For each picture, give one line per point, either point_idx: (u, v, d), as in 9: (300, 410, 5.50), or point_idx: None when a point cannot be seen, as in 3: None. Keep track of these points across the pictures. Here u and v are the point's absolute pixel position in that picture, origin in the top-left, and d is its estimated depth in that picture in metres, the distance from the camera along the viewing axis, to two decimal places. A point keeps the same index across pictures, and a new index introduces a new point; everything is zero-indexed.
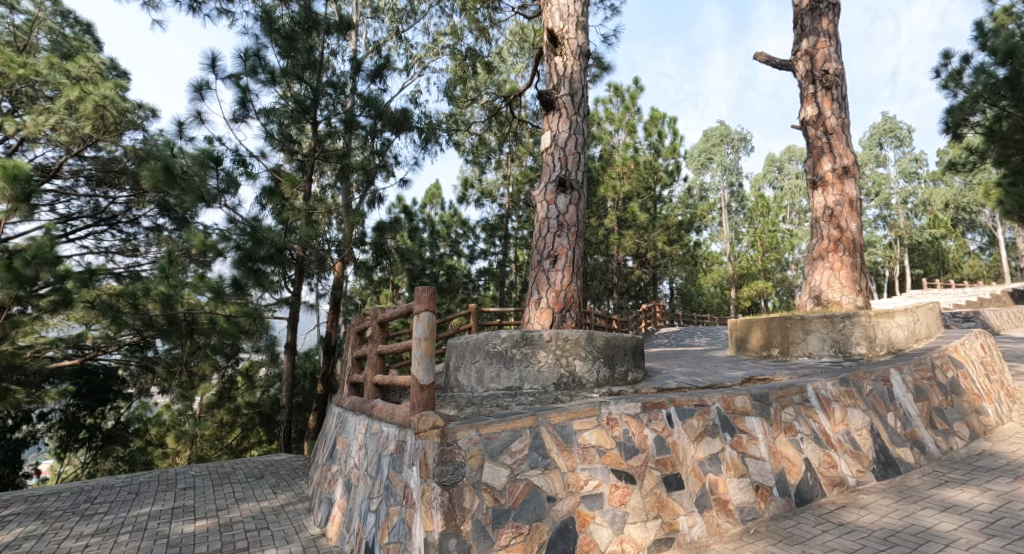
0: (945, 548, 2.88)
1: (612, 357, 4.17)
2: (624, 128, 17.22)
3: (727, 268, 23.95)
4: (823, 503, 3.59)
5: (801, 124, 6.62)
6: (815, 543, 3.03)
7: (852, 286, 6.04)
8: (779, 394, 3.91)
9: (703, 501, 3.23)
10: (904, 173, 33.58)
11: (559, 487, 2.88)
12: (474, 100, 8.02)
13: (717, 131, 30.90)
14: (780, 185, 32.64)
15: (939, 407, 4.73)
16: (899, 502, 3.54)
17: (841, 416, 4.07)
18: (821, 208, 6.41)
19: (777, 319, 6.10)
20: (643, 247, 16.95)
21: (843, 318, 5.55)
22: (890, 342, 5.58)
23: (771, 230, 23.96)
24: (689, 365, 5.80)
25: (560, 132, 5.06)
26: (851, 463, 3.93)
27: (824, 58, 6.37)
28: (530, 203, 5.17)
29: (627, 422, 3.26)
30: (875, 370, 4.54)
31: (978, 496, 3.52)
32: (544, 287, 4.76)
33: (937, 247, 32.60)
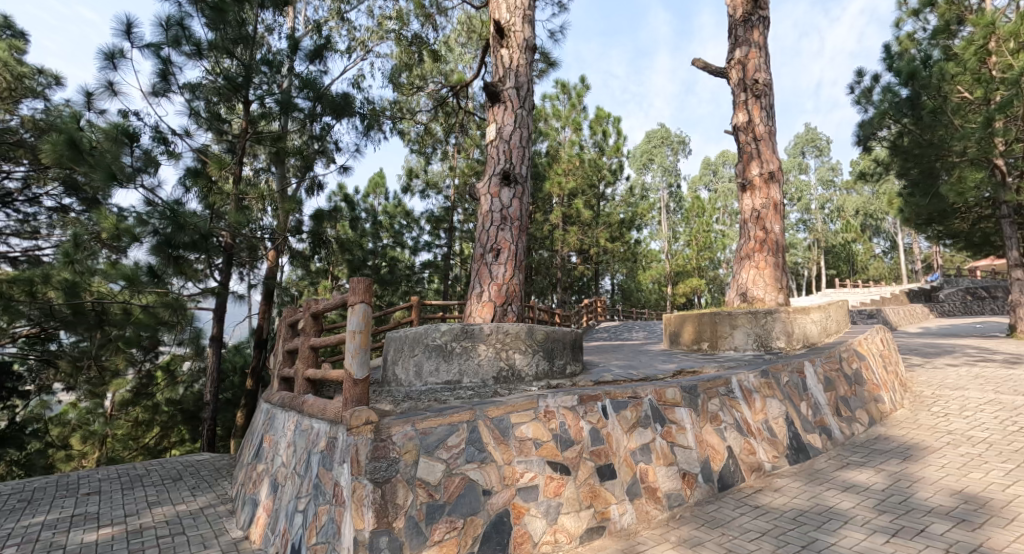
0: (844, 524, 3.16)
1: (551, 350, 4.22)
2: (570, 125, 17.47)
3: (665, 265, 24.88)
4: (742, 488, 3.84)
5: (733, 130, 6.98)
6: (733, 525, 3.24)
7: (775, 284, 6.47)
8: (706, 385, 4.11)
9: (634, 489, 3.36)
10: (823, 180, 36.30)
11: (495, 480, 2.89)
12: (420, 88, 7.85)
13: (659, 133, 31.96)
14: (714, 188, 34.36)
15: (844, 396, 5.16)
16: (808, 485, 3.84)
17: (761, 405, 4.35)
18: (749, 210, 6.79)
19: (706, 314, 6.41)
20: (586, 243, 17.30)
21: (765, 314, 5.92)
22: (806, 337, 6.01)
23: (705, 230, 25.16)
24: (625, 358, 5.98)
25: (504, 125, 5.04)
26: (769, 449, 4.21)
27: (755, 68, 6.73)
28: (474, 195, 5.14)
29: (564, 414, 3.31)
30: (791, 363, 4.87)
31: (874, 477, 3.88)
32: (486, 280, 4.75)
33: (848, 250, 35.55)
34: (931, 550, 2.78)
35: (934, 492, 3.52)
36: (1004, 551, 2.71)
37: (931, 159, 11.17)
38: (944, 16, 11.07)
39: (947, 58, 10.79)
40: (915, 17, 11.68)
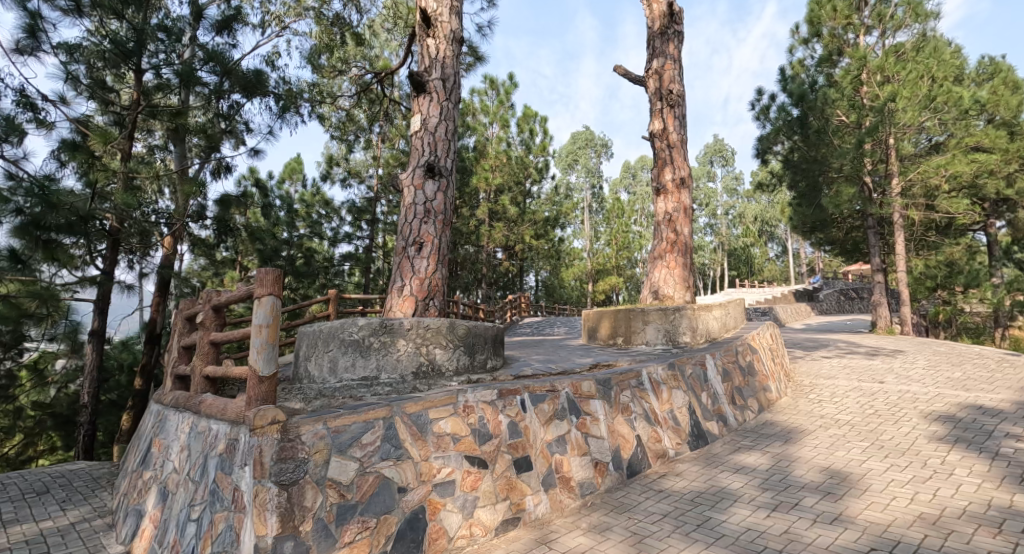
0: (734, 503, 3.47)
1: (472, 345, 4.23)
2: (498, 122, 17.50)
3: (586, 263, 25.70)
4: (648, 474, 4.08)
5: (649, 136, 7.35)
6: (639, 509, 3.45)
7: (683, 283, 6.93)
8: (619, 378, 4.32)
9: (549, 479, 3.47)
10: (728, 188, 39.33)
11: (411, 477, 2.85)
12: (342, 72, 7.51)
13: (583, 134, 32.89)
14: (633, 190, 36.03)
15: (739, 386, 5.65)
16: (706, 468, 4.16)
17: (667, 396, 4.65)
18: (662, 213, 7.20)
19: (622, 311, 6.72)
20: (512, 239, 17.49)
21: (674, 311, 6.32)
22: (708, 332, 6.50)
23: (624, 230, 26.34)
24: (545, 353, 6.12)
25: (430, 116, 4.95)
26: (673, 437, 4.51)
27: (670, 79, 7.13)
28: (397, 186, 5.01)
29: (483, 409, 3.34)
30: (695, 356, 5.25)
31: (760, 458, 4.30)
32: (407, 274, 4.66)
33: (748, 253, 38.78)
34: (802, 521, 3.14)
35: (808, 470, 3.96)
36: (859, 518, 3.12)
37: (816, 173, 12.44)
38: (829, 46, 12.38)
39: (830, 84, 12.09)
40: (806, 44, 12.95)
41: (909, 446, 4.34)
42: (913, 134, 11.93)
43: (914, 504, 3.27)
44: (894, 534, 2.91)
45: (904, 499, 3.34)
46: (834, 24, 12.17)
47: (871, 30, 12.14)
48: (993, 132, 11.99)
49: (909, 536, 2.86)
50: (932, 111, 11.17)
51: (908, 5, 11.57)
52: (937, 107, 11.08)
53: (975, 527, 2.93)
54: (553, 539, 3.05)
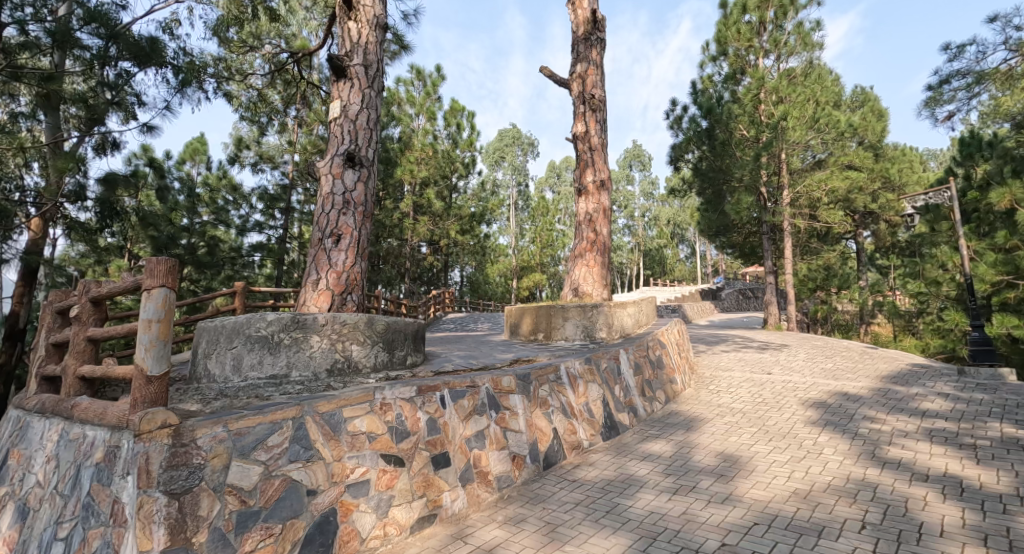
0: (640, 488, 3.68)
1: (391, 341, 4.12)
2: (424, 114, 17.14)
3: (511, 260, 25.93)
4: (563, 465, 4.22)
5: (573, 138, 7.54)
6: (553, 499, 3.56)
7: (600, 281, 7.23)
8: (538, 372, 4.41)
9: (467, 474, 3.47)
10: (645, 192, 41.39)
11: (322, 479, 2.73)
12: (254, 48, 6.99)
13: (510, 132, 33.12)
14: (558, 190, 36.86)
15: (649, 379, 5.98)
16: (617, 457, 4.37)
17: (583, 389, 4.82)
18: (583, 213, 7.43)
19: (543, 307, 6.85)
20: (436, 234, 17.23)
21: (592, 307, 6.56)
22: (622, 328, 6.83)
23: (548, 229, 26.78)
24: (467, 349, 6.11)
25: (350, 103, 4.74)
26: (587, 428, 4.68)
27: (592, 84, 7.37)
28: (314, 175, 4.76)
29: (400, 406, 3.26)
30: (609, 350, 5.48)
31: (665, 446, 4.59)
32: (324, 267, 4.44)
33: (662, 254, 41.05)
34: (698, 502, 3.40)
35: (705, 455, 4.29)
36: (745, 497, 3.43)
37: (720, 182, 13.71)
38: (734, 65, 13.40)
39: (734, 100, 13.10)
40: (714, 61, 13.92)
41: (789, 430, 4.84)
42: (801, 151, 13.23)
43: (791, 481, 3.65)
44: (773, 509, 3.23)
45: (783, 477, 3.72)
46: (738, 46, 13.19)
47: (769, 54, 13.28)
48: (863, 153, 13.61)
49: (785, 510, 3.19)
50: (817, 131, 12.43)
51: (799, 33, 12.78)
52: (820, 128, 12.35)
53: (837, 498, 3.33)
54: (469, 534, 3.07)
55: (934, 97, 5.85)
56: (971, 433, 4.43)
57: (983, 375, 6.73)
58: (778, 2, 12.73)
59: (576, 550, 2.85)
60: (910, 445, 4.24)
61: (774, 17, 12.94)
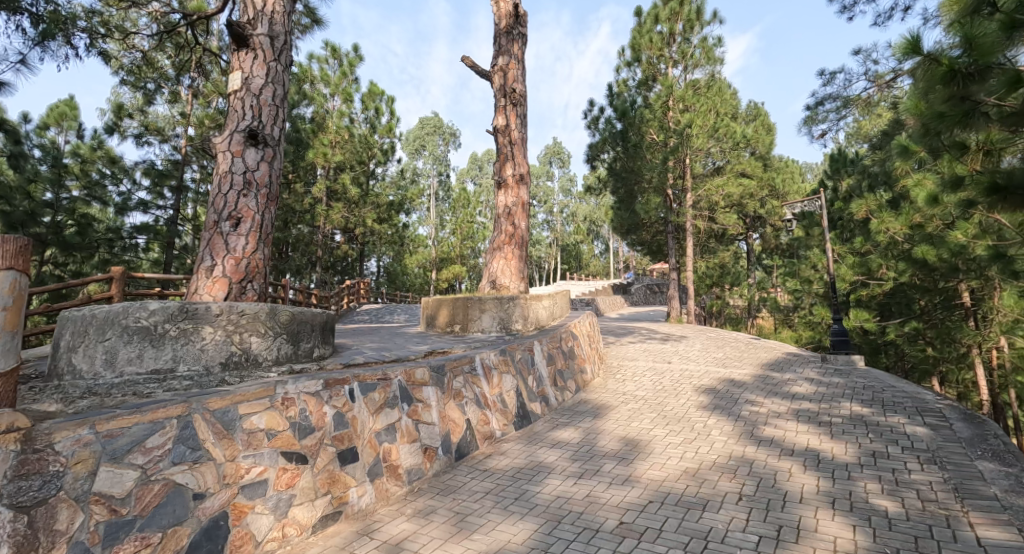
0: (548, 475, 3.79)
1: (296, 333, 3.89)
2: (339, 95, 16.28)
3: (430, 251, 25.48)
4: (475, 455, 4.23)
5: (493, 130, 7.52)
6: (463, 489, 3.56)
7: (518, 274, 7.33)
8: (453, 364, 4.37)
9: (376, 469, 3.37)
10: (563, 189, 42.48)
11: (211, 481, 2.51)
12: (138, 4, 6.23)
13: (431, 121, 32.43)
14: (479, 182, 36.79)
15: (561, 369, 6.17)
16: (527, 446, 4.46)
17: (497, 381, 4.86)
18: (502, 206, 7.47)
19: (460, 298, 6.79)
20: (351, 222, 16.47)
21: (509, 300, 6.64)
22: (537, 320, 6.98)
23: (469, 221, 26.47)
24: (379, 341, 5.93)
25: (253, 75, 4.36)
26: (500, 418, 4.73)
27: (513, 78, 7.38)
28: (209, 151, 4.34)
29: (305, 401, 3.08)
30: (524, 341, 5.56)
31: (574, 433, 4.76)
32: (220, 253, 4.08)
33: (578, 249, 42.44)
34: (600, 485, 3.56)
35: (610, 440, 4.51)
36: (644, 477, 3.65)
37: (632, 182, 14.43)
38: (646, 71, 14.08)
39: (647, 105, 13.80)
40: (629, 67, 14.55)
41: (684, 415, 5.22)
42: (702, 158, 14.25)
43: (683, 461, 3.94)
44: (666, 487, 3.47)
45: (676, 458, 4.01)
46: (651, 53, 13.89)
47: (677, 64, 14.12)
48: (754, 162, 14.93)
49: (677, 488, 3.44)
50: (716, 140, 13.44)
51: (704, 48, 13.70)
52: (719, 137, 13.35)
53: (721, 474, 3.65)
54: (376, 529, 2.99)
55: (811, 116, 6.53)
56: (829, 412, 5.05)
57: (841, 361, 7.70)
58: (686, 16, 13.55)
59: (483, 538, 2.87)
60: (783, 424, 4.75)
61: (683, 30, 13.75)
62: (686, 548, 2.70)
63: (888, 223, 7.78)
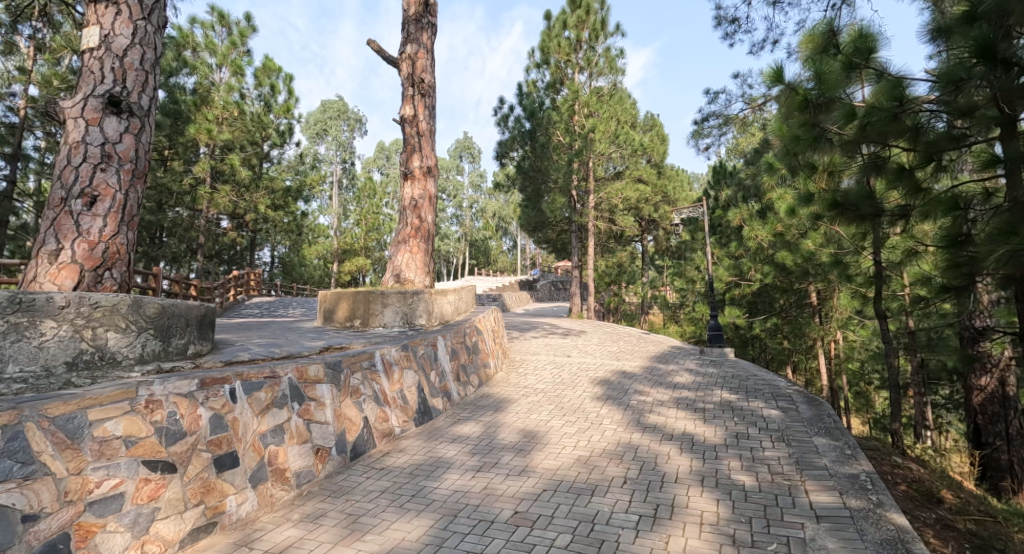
0: (446, 470, 3.80)
1: (166, 329, 3.51)
2: (228, 67, 14.81)
3: (332, 242, 24.19)
4: (372, 454, 4.12)
5: (400, 119, 7.29)
6: (358, 489, 3.46)
7: (423, 268, 7.25)
8: (350, 360, 4.20)
9: (259, 474, 3.16)
10: (473, 184, 42.45)
11: (50, 500, 2.18)
12: None
13: (335, 105, 30.76)
14: (386, 172, 35.59)
15: (464, 363, 6.19)
16: (427, 442, 4.44)
17: (398, 376, 4.76)
18: (408, 198, 7.30)
19: (361, 292, 6.51)
20: (240, 207, 15.13)
21: (413, 294, 6.51)
22: (441, 315, 6.93)
23: (375, 211, 25.44)
24: (269, 336, 5.54)
25: (115, 34, 3.84)
26: (400, 415, 4.64)
27: (422, 68, 7.23)
28: (55, 116, 3.75)
29: (175, 403, 2.79)
30: (427, 336, 5.49)
31: (474, 427, 4.81)
32: (69, 235, 3.55)
33: (486, 245, 42.69)
34: (498, 477, 3.64)
35: (509, 433, 4.62)
36: (539, 467, 3.79)
37: (539, 181, 14.85)
38: (555, 74, 14.51)
39: (554, 107, 14.23)
40: (539, 68, 14.91)
41: (579, 405, 5.49)
42: (603, 162, 15.00)
43: (576, 449, 4.15)
44: (560, 475, 3.63)
45: (570, 446, 4.21)
46: (558, 57, 14.32)
47: (583, 70, 14.68)
48: (650, 169, 15.98)
49: (569, 475, 3.62)
50: (617, 146, 14.21)
51: (607, 57, 14.39)
52: (619, 144, 14.12)
53: (609, 460, 3.89)
54: (258, 538, 2.80)
55: (698, 130, 7.13)
56: (704, 399, 5.58)
57: (715, 353, 8.55)
58: (592, 25, 14.13)
59: (377, 538, 2.81)
60: (666, 412, 5.17)
61: (589, 38, 14.32)
62: (573, 531, 2.84)
63: (758, 230, 8.74)
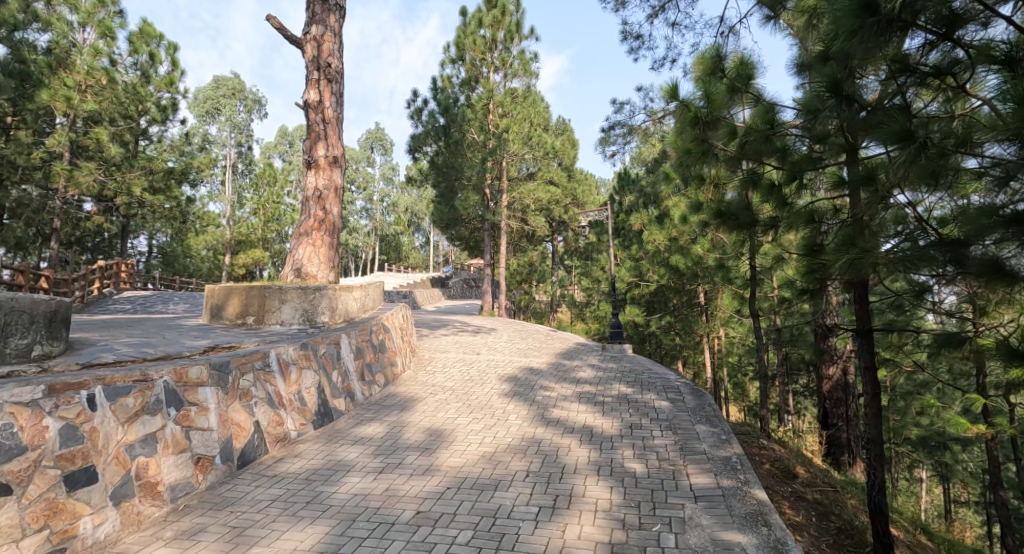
0: (346, 473, 3.65)
1: (3, 328, 3.01)
2: (94, 27, 12.89)
3: (224, 232, 22.20)
4: (263, 461, 3.85)
5: (303, 104, 6.86)
6: (245, 500, 3.21)
7: (327, 263, 6.93)
8: (240, 360, 3.88)
9: (123, 490, 2.82)
10: (384, 177, 41.10)
11: None
12: None
13: (229, 82, 28.07)
14: (288, 159, 33.36)
15: (369, 362, 5.98)
16: (326, 445, 4.24)
17: (295, 377, 4.49)
18: (312, 188, 6.89)
19: (256, 287, 6.07)
20: (111, 188, 13.37)
21: (314, 290, 6.16)
22: (346, 312, 6.65)
23: (275, 201, 23.68)
24: (143, 335, 4.98)
25: None
26: (296, 418, 4.39)
27: (329, 52, 6.86)
28: None
29: (12, 414, 2.41)
30: (330, 334, 5.23)
31: (377, 428, 4.67)
32: None
33: (397, 241, 41.60)
34: (400, 478, 3.57)
35: (414, 432, 4.55)
36: (443, 466, 3.77)
37: (453, 178, 14.76)
38: (469, 72, 14.48)
39: (468, 105, 14.19)
40: (453, 64, 14.77)
41: (486, 402, 5.53)
42: (516, 162, 15.22)
43: (481, 445, 4.18)
44: (464, 473, 3.63)
45: (476, 443, 4.24)
46: (474, 55, 14.30)
47: (498, 70, 14.79)
48: (561, 172, 16.46)
49: (473, 472, 3.64)
50: (529, 148, 14.47)
51: (521, 60, 14.63)
52: (531, 145, 14.39)
53: (513, 455, 3.97)
54: None
55: (605, 138, 7.47)
56: (603, 393, 5.88)
57: (616, 349, 9.03)
58: (507, 26, 14.28)
59: (265, 550, 2.64)
60: (568, 406, 5.38)
61: (504, 39, 14.46)
62: (475, 527, 2.87)
63: (656, 235, 9.35)
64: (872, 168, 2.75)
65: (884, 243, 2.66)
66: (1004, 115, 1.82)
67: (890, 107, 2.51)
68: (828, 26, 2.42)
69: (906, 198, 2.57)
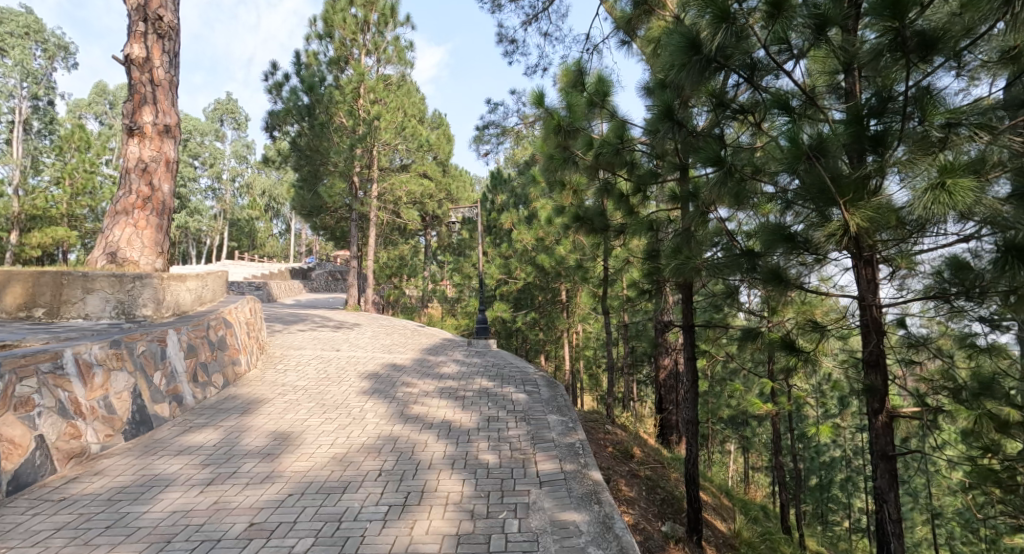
0: (164, 489, 3.18)
1: None
2: None
3: (11, 204, 17.90)
4: (47, 483, 3.20)
5: (123, 60, 5.81)
6: (15, 532, 2.63)
7: (153, 247, 5.97)
8: (18, 363, 3.15)
9: None
10: (236, 154, 36.84)
11: None
12: None
13: (19, 18, 22.64)
14: (108, 123, 28.09)
15: (204, 361, 5.28)
16: (139, 458, 3.66)
17: (101, 381, 3.79)
18: (134, 159, 5.88)
19: (49, 272, 5.00)
20: None
21: (133, 279, 5.26)
22: (176, 305, 5.81)
23: (87, 170, 19.65)
24: None
25: None
26: (100, 429, 3.72)
27: (160, 3, 5.90)
28: None
29: None
30: (153, 330, 4.50)
31: (209, 435, 4.15)
32: None
33: (250, 226, 37.59)
34: (233, 488, 3.21)
35: (255, 437, 4.13)
36: (286, 471, 3.49)
37: (316, 162, 13.67)
38: (338, 51, 13.50)
39: (336, 86, 13.26)
40: (320, 40, 13.66)
41: (342, 401, 5.24)
42: (387, 152, 14.64)
43: (332, 447, 3.94)
44: (309, 477, 3.39)
45: (326, 445, 3.98)
46: (343, 34, 13.41)
47: (371, 54, 14.09)
48: (435, 167, 16.25)
49: (320, 475, 3.42)
50: (402, 138, 14.04)
51: (396, 46, 14.13)
52: (404, 136, 13.98)
53: (366, 455, 3.80)
54: None
55: (478, 136, 7.53)
56: (465, 388, 5.93)
57: (481, 345, 9.16)
58: (381, 9, 13.67)
59: None
60: (429, 402, 5.31)
61: (377, 22, 13.82)
62: (317, 533, 2.68)
63: (524, 235, 9.66)
64: (697, 186, 3.16)
65: (708, 251, 3.06)
66: (783, 150, 2.21)
67: (712, 135, 2.89)
68: (664, 58, 2.68)
69: (722, 214, 3.07)
